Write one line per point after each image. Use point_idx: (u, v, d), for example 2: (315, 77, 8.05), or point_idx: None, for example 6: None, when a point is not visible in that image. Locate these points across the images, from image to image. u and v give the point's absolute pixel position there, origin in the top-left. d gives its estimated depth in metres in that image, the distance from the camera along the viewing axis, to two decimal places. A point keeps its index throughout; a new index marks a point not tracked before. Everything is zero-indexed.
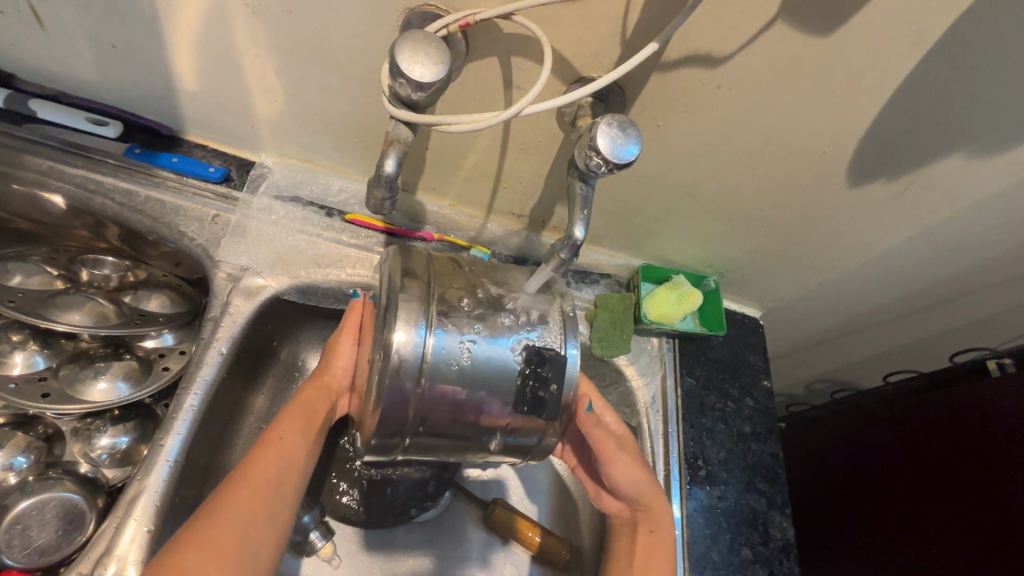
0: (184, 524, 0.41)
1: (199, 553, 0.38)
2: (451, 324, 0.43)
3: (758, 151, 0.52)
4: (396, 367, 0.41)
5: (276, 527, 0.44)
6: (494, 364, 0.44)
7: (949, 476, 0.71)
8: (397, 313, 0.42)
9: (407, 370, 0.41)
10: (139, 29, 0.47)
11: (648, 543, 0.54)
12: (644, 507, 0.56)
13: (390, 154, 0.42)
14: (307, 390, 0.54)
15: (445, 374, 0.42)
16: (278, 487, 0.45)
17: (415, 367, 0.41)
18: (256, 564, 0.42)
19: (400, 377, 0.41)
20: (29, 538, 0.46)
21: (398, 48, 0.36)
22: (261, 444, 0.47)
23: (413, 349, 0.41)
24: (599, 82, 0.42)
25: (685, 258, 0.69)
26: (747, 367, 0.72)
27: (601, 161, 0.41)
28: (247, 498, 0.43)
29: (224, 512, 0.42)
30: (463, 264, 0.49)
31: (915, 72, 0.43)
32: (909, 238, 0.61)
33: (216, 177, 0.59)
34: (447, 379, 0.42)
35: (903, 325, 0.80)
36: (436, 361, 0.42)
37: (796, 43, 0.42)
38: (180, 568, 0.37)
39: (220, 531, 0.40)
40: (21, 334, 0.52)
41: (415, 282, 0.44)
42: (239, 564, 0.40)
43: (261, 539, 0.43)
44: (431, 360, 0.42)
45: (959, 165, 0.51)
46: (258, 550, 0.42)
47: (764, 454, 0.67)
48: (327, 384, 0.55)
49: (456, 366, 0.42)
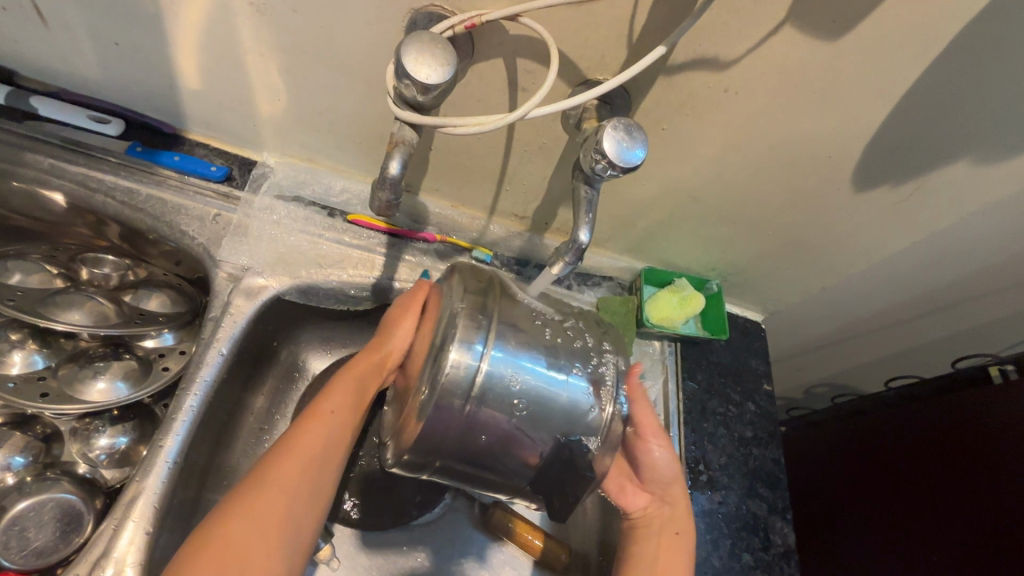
0: (224, 496, 0.41)
1: (245, 522, 0.39)
2: (510, 346, 0.42)
3: (764, 155, 0.52)
4: (445, 383, 0.40)
5: (317, 508, 0.43)
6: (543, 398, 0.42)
7: (950, 483, 0.71)
8: (456, 328, 0.42)
9: (455, 389, 0.40)
10: (141, 26, 0.47)
11: (674, 541, 0.53)
12: (673, 504, 0.55)
13: (395, 156, 0.41)
14: (359, 363, 0.51)
15: (493, 400, 0.41)
16: (321, 465, 0.44)
17: (465, 386, 0.40)
18: (295, 546, 0.41)
19: (447, 395, 0.40)
20: (26, 539, 0.45)
21: (405, 49, 0.36)
22: (306, 417, 0.46)
23: (465, 366, 0.40)
24: (606, 84, 0.41)
25: (688, 261, 0.69)
26: (749, 371, 0.72)
27: (607, 165, 0.40)
28: (291, 474, 0.42)
29: (266, 488, 0.41)
30: (525, 295, 0.48)
31: (923, 78, 0.43)
32: (913, 244, 0.61)
33: (217, 176, 0.59)
34: (493, 403, 0.41)
35: (905, 330, 0.80)
36: (487, 384, 0.41)
37: (804, 47, 0.42)
38: (226, 542, 0.38)
39: (263, 506, 0.40)
40: (20, 333, 0.51)
41: (476, 302, 0.43)
42: (282, 539, 0.40)
43: (303, 516, 0.42)
44: (482, 379, 0.41)
45: (965, 171, 0.51)
46: (300, 528, 0.42)
47: (765, 459, 0.67)
48: (380, 359, 0.51)
49: (506, 393, 0.41)
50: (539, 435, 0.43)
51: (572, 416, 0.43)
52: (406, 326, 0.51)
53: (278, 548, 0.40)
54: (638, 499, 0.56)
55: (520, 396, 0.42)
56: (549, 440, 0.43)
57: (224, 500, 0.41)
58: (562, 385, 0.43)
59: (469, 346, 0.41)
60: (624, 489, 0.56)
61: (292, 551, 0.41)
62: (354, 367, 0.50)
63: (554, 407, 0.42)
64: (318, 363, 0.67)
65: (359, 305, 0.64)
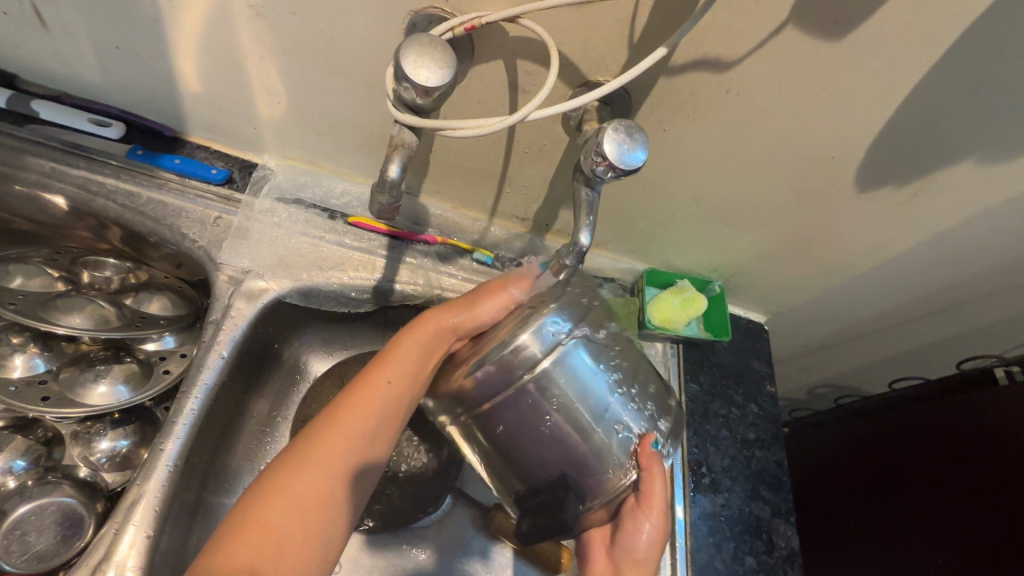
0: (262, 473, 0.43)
1: (280, 508, 0.41)
2: (588, 352, 0.44)
3: (767, 156, 0.51)
4: (515, 353, 0.42)
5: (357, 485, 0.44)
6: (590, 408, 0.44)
7: (953, 485, 0.70)
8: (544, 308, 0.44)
9: (521, 361, 0.42)
10: (141, 29, 0.47)
11: None
12: None
13: (395, 158, 0.41)
14: (427, 329, 0.49)
15: (553, 384, 0.43)
16: (370, 438, 0.45)
17: (531, 363, 0.42)
18: (332, 524, 0.42)
19: (513, 364, 0.42)
20: (27, 543, 0.45)
21: (404, 52, 0.36)
22: (361, 388, 0.47)
23: (544, 341, 0.43)
24: (606, 87, 0.41)
25: (690, 262, 0.69)
26: (751, 373, 0.71)
27: (607, 167, 0.40)
28: (337, 449, 0.44)
29: (302, 470, 0.42)
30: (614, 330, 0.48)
31: (926, 78, 0.43)
32: (916, 245, 0.61)
33: (218, 179, 0.59)
34: (549, 387, 0.43)
35: (910, 331, 0.80)
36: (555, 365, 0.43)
37: (805, 48, 0.41)
38: (259, 523, 0.40)
39: (306, 480, 0.42)
40: (22, 337, 0.51)
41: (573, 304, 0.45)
42: (320, 521, 0.42)
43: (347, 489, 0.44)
44: (551, 364, 0.43)
45: (970, 172, 0.51)
46: (344, 502, 0.43)
47: (768, 461, 0.66)
48: (450, 327, 0.49)
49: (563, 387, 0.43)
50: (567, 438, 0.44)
51: (606, 440, 0.45)
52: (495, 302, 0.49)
53: (315, 530, 0.41)
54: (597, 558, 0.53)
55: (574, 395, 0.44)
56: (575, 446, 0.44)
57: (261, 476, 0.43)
58: (611, 407, 0.45)
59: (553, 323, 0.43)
60: (593, 541, 0.54)
61: (332, 529, 0.42)
62: (420, 332, 0.49)
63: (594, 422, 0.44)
64: (320, 366, 0.67)
65: (360, 307, 0.63)
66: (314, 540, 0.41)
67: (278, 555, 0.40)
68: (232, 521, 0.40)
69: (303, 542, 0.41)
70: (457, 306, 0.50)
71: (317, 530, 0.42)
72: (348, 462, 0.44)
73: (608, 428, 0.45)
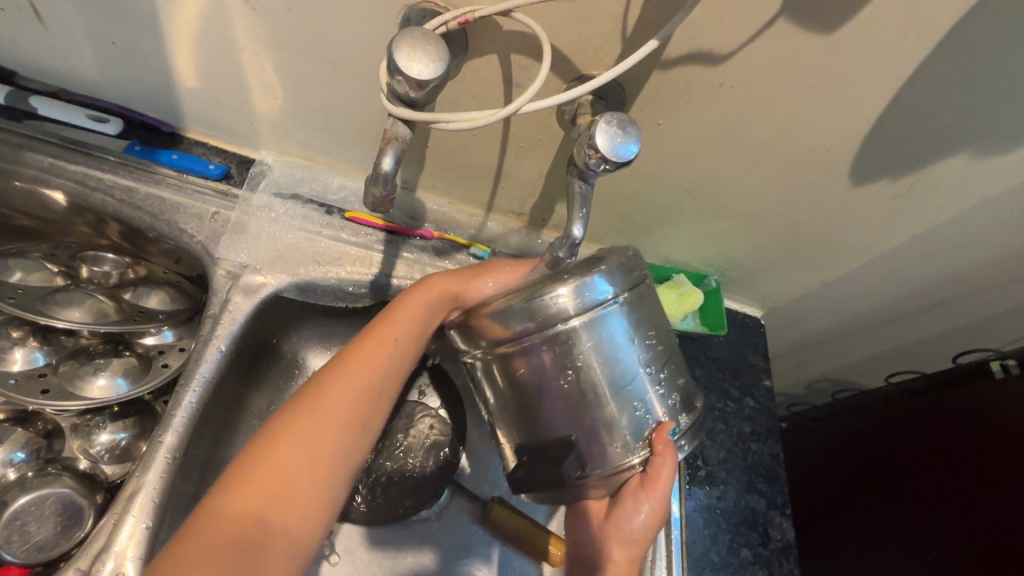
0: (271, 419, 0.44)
1: (292, 452, 0.42)
2: (625, 324, 0.45)
3: (761, 149, 0.52)
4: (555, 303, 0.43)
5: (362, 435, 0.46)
6: (614, 377, 0.45)
7: (950, 478, 0.71)
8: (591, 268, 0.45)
9: (559, 312, 0.43)
10: (138, 25, 0.47)
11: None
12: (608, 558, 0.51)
13: (388, 152, 0.41)
14: (433, 290, 0.52)
15: (584, 342, 0.44)
16: (374, 390, 0.47)
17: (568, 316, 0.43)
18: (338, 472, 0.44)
19: (551, 313, 0.43)
20: (28, 534, 0.46)
21: (397, 45, 0.36)
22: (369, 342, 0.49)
23: (587, 298, 0.44)
24: (598, 80, 0.41)
25: (686, 256, 0.69)
26: (747, 367, 0.72)
27: (599, 160, 0.41)
28: (343, 399, 0.45)
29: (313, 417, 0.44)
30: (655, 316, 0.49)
31: (919, 70, 0.43)
32: (911, 238, 0.61)
33: (215, 174, 0.59)
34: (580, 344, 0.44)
35: (906, 326, 0.80)
36: (592, 323, 0.44)
37: (797, 41, 0.41)
38: (271, 467, 0.41)
39: (318, 425, 0.43)
40: (21, 331, 0.52)
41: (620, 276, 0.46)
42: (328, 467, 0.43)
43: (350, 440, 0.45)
44: (587, 322, 0.44)
45: (963, 164, 0.51)
46: (346, 452, 0.45)
47: (764, 454, 0.67)
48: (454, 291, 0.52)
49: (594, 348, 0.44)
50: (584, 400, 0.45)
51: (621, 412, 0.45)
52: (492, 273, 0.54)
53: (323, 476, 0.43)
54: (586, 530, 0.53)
55: (603, 359, 0.44)
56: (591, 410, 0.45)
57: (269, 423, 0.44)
58: (634, 382, 0.45)
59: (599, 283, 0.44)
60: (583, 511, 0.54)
61: (337, 475, 0.44)
62: (427, 293, 0.52)
63: (616, 392, 0.45)
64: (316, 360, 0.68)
65: (357, 301, 0.63)
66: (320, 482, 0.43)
67: (288, 496, 0.41)
68: (242, 463, 0.41)
69: (307, 487, 0.42)
70: (458, 274, 0.54)
71: (319, 476, 0.43)
72: (352, 414, 0.45)
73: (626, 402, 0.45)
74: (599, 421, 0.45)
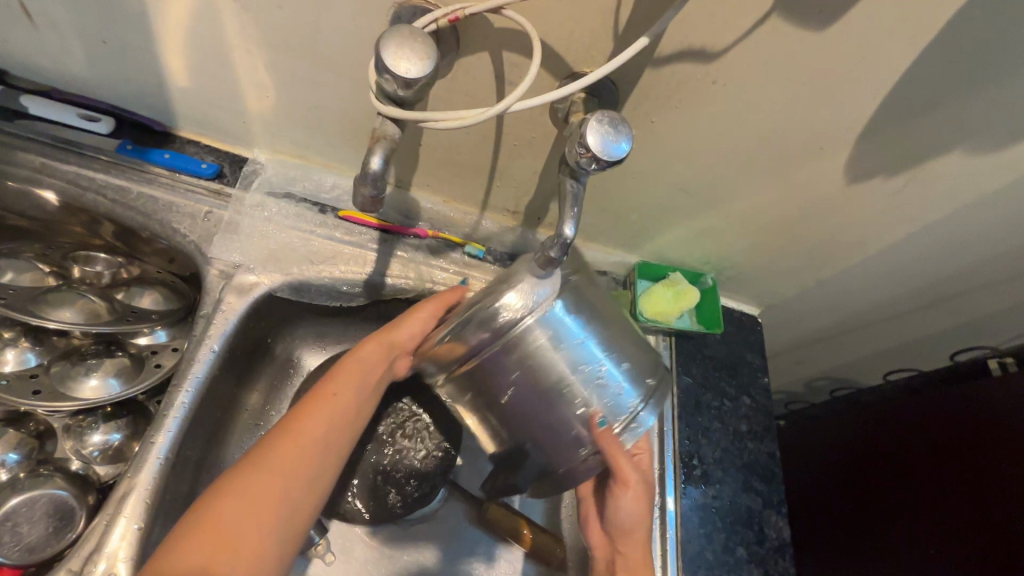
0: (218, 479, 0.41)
1: (236, 513, 0.39)
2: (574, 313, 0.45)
3: (756, 147, 0.51)
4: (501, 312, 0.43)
5: (313, 492, 0.43)
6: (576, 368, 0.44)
7: (946, 476, 0.70)
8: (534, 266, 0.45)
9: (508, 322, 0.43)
10: (127, 23, 0.47)
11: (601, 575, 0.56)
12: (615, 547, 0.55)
13: (377, 151, 0.41)
14: (371, 342, 0.50)
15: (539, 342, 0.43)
16: (319, 451, 0.44)
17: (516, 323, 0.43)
18: (285, 533, 0.41)
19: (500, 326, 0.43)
20: (20, 535, 0.46)
21: (384, 43, 0.36)
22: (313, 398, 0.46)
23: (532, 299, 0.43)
24: (589, 77, 0.41)
25: (682, 255, 0.69)
26: (744, 365, 0.71)
27: (591, 158, 0.40)
28: (285, 461, 0.42)
29: (260, 475, 0.41)
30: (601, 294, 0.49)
31: (915, 67, 0.42)
32: (908, 236, 0.60)
33: (207, 173, 0.59)
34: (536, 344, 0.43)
35: (904, 324, 0.79)
36: (541, 323, 0.43)
37: (791, 38, 0.41)
38: (214, 530, 0.38)
39: (262, 485, 0.40)
40: (13, 331, 0.52)
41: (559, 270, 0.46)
42: (273, 528, 0.40)
43: (297, 503, 0.42)
44: (538, 322, 0.43)
45: (960, 161, 0.50)
46: (294, 517, 0.41)
47: (760, 453, 0.66)
48: (393, 340, 0.51)
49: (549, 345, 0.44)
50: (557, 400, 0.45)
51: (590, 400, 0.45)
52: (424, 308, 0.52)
53: (268, 538, 0.39)
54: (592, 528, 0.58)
55: (561, 355, 0.44)
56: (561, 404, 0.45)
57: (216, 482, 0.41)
58: (596, 369, 0.45)
59: (541, 282, 0.44)
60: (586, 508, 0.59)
61: (285, 536, 0.41)
62: (370, 346, 0.50)
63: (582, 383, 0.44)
64: (312, 360, 0.68)
65: (352, 300, 0.63)
66: (267, 546, 0.39)
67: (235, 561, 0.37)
68: (184, 526, 0.38)
69: (254, 551, 0.39)
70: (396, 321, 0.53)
71: (266, 538, 0.39)
72: (298, 475, 0.42)
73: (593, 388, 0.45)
74: (576, 416, 0.45)
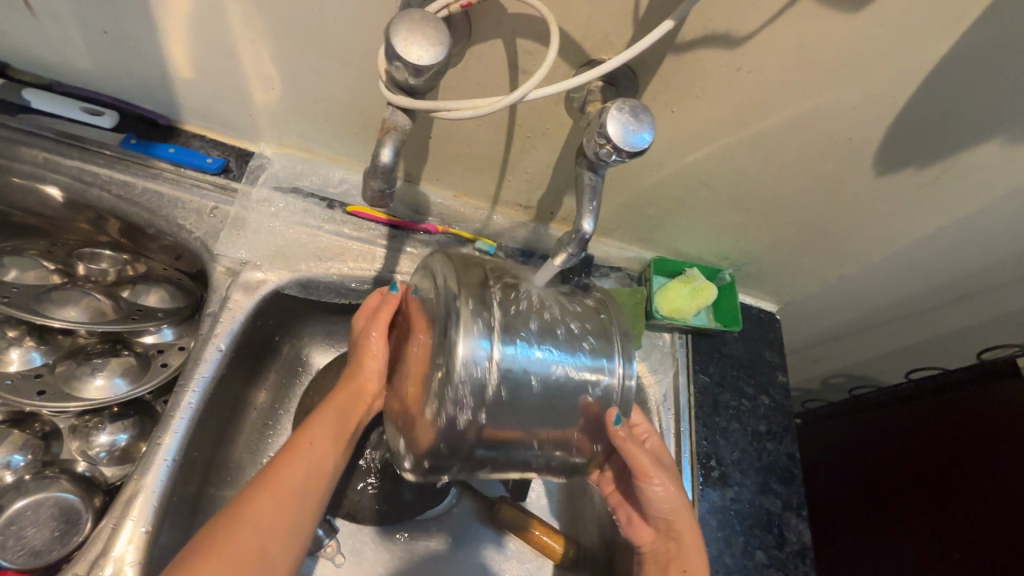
0: (202, 529, 0.40)
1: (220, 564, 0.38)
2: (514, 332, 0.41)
3: (780, 137, 0.49)
4: (462, 379, 0.40)
5: (296, 540, 0.42)
6: (552, 377, 0.42)
7: (972, 480, 0.68)
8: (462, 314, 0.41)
9: (473, 384, 0.40)
10: (128, 13, 0.46)
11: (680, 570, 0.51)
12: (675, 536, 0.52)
13: (387, 143, 0.39)
14: (339, 394, 0.52)
15: (511, 385, 0.41)
16: (303, 496, 0.44)
17: (479, 379, 0.40)
18: None
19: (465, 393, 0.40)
20: (25, 539, 0.45)
21: (394, 29, 0.34)
22: (288, 447, 0.46)
23: (474, 355, 0.40)
24: (609, 64, 0.39)
25: (700, 250, 0.67)
26: (763, 364, 0.69)
27: (611, 149, 0.38)
28: (272, 508, 0.42)
29: (244, 522, 0.40)
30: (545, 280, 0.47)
31: (954, 51, 0.40)
32: (938, 230, 0.58)
33: (213, 168, 0.58)
34: (513, 389, 0.41)
35: (928, 320, 0.77)
36: (498, 369, 0.40)
37: (823, 21, 0.39)
38: None
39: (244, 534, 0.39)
40: (17, 330, 0.51)
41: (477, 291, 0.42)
42: None
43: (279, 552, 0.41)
44: (499, 369, 0.40)
45: (997, 152, 0.48)
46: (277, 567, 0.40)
47: (780, 454, 0.64)
48: (357, 389, 0.53)
49: (518, 382, 0.41)
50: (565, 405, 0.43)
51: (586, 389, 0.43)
52: (377, 343, 0.53)
53: None
54: (644, 533, 0.54)
55: (533, 382, 0.41)
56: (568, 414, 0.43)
57: (200, 533, 0.40)
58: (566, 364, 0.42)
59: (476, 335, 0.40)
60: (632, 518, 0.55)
61: None
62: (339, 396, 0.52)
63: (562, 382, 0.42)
64: (321, 358, 0.67)
65: (361, 298, 0.62)
66: None
67: None
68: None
69: None
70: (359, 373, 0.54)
71: None
72: (279, 524, 0.41)
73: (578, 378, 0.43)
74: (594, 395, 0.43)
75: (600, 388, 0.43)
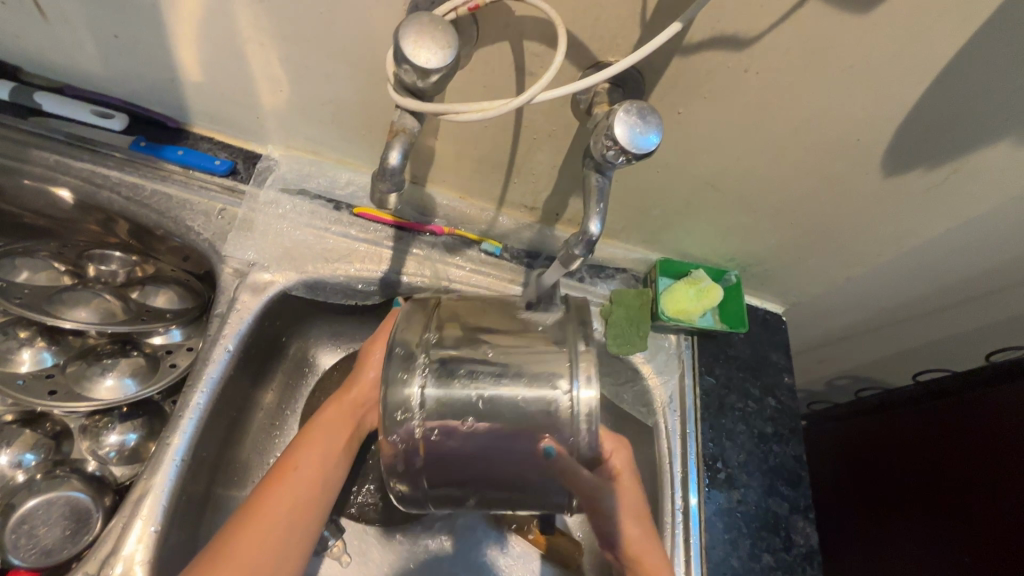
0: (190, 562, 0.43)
1: None
2: (451, 363, 0.44)
3: (788, 139, 0.49)
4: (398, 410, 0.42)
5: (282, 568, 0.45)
6: (493, 402, 0.42)
7: (980, 483, 0.68)
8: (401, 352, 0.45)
9: (411, 415, 0.42)
10: (138, 17, 0.46)
11: None
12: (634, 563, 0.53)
13: (396, 145, 0.40)
14: (328, 411, 0.53)
15: (449, 414, 0.42)
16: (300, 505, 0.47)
17: (414, 408, 0.42)
18: None
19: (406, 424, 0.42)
20: (37, 537, 0.45)
21: (403, 32, 0.34)
22: (274, 474, 0.48)
23: (408, 387, 0.43)
24: (617, 66, 0.39)
25: (706, 251, 0.67)
26: (770, 365, 0.69)
27: (618, 151, 0.38)
28: (254, 543, 0.44)
29: (228, 557, 0.43)
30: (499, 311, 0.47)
31: (964, 52, 0.40)
32: (946, 231, 0.58)
33: (221, 170, 0.58)
34: (455, 419, 0.42)
35: (935, 322, 0.76)
36: (437, 400, 0.43)
37: (830, 23, 0.39)
38: None
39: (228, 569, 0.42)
40: (29, 331, 0.51)
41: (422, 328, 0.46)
42: None
43: None
44: (432, 399, 0.43)
45: (1007, 152, 0.47)
46: None
47: (786, 456, 0.64)
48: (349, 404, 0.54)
49: (455, 411, 0.42)
50: (518, 433, 0.42)
51: (533, 414, 0.42)
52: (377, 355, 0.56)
53: None
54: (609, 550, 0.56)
55: (473, 411, 0.42)
56: (523, 444, 0.42)
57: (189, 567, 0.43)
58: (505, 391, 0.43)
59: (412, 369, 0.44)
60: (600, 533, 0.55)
61: None
62: (327, 415, 0.53)
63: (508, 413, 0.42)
64: (327, 359, 0.67)
65: (368, 299, 0.62)
66: None
67: None
68: None
69: None
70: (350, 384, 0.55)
71: None
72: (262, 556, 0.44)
73: (526, 404, 0.42)
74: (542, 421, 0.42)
75: (552, 406, 0.42)
